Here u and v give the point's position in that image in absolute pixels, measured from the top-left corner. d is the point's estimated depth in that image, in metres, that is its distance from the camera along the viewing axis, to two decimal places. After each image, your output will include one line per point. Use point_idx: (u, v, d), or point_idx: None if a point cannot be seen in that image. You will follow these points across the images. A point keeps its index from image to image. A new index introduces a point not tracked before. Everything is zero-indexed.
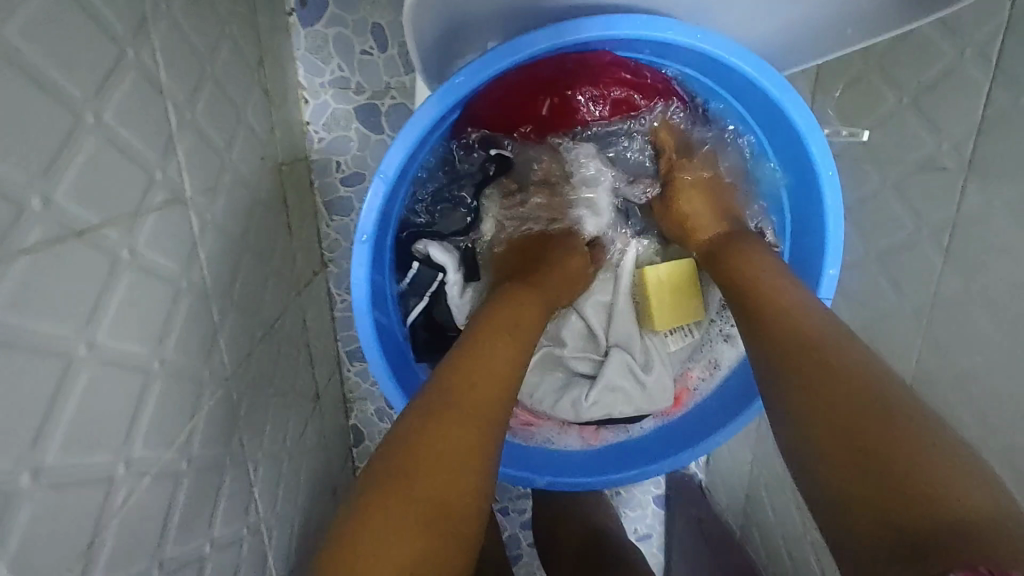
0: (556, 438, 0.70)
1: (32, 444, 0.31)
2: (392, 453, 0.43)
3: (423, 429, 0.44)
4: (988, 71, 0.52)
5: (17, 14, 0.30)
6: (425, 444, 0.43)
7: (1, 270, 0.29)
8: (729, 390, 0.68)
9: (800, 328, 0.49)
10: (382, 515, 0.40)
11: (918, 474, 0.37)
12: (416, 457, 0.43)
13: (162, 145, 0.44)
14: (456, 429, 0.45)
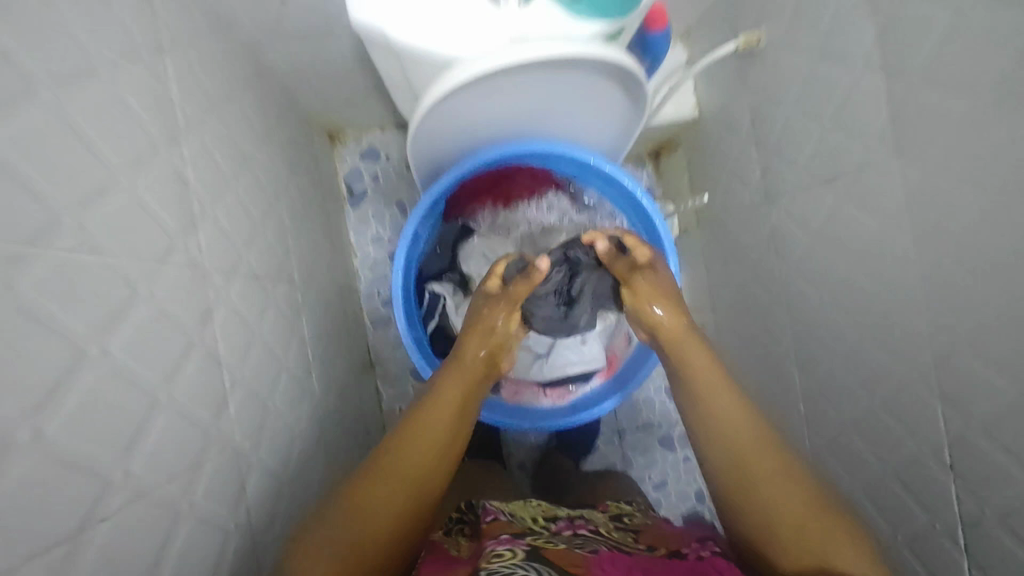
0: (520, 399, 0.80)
1: (166, 378, 0.46)
2: (367, 473, 0.57)
3: (382, 460, 0.58)
4: (804, 119, 0.75)
5: (180, 149, 0.54)
6: (391, 466, 0.58)
7: (163, 272, 0.48)
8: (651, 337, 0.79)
9: (740, 422, 0.60)
10: (363, 514, 0.55)
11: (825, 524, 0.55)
12: (389, 470, 0.58)
13: (248, 240, 0.66)
14: (416, 450, 0.59)
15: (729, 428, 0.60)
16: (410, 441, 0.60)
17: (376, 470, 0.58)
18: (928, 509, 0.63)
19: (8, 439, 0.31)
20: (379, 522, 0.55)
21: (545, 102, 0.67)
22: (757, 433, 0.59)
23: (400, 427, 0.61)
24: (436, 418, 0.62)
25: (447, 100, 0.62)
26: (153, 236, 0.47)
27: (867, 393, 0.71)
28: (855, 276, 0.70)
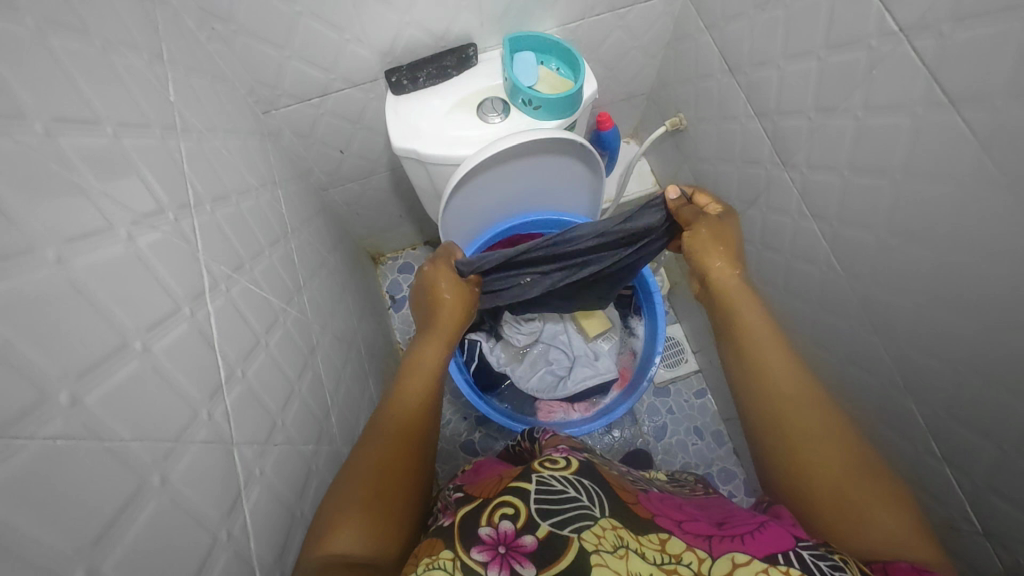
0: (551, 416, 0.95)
1: (300, 377, 0.66)
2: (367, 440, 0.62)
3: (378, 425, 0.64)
4: (724, 165, 1.01)
5: (290, 242, 0.80)
6: (384, 430, 0.63)
7: (291, 311, 0.70)
8: (647, 348, 0.96)
9: (776, 367, 0.67)
10: (376, 472, 0.58)
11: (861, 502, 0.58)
12: (387, 428, 0.63)
13: (329, 312, 0.90)
14: (405, 407, 0.66)
15: (774, 372, 0.67)
16: (399, 402, 0.67)
17: (370, 437, 0.63)
18: (911, 431, 0.76)
19: (241, 374, 0.52)
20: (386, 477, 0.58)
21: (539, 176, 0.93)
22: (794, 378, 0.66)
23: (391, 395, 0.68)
24: (417, 378, 0.70)
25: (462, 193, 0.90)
26: (283, 290, 0.70)
27: (834, 356, 0.87)
28: (794, 265, 0.90)
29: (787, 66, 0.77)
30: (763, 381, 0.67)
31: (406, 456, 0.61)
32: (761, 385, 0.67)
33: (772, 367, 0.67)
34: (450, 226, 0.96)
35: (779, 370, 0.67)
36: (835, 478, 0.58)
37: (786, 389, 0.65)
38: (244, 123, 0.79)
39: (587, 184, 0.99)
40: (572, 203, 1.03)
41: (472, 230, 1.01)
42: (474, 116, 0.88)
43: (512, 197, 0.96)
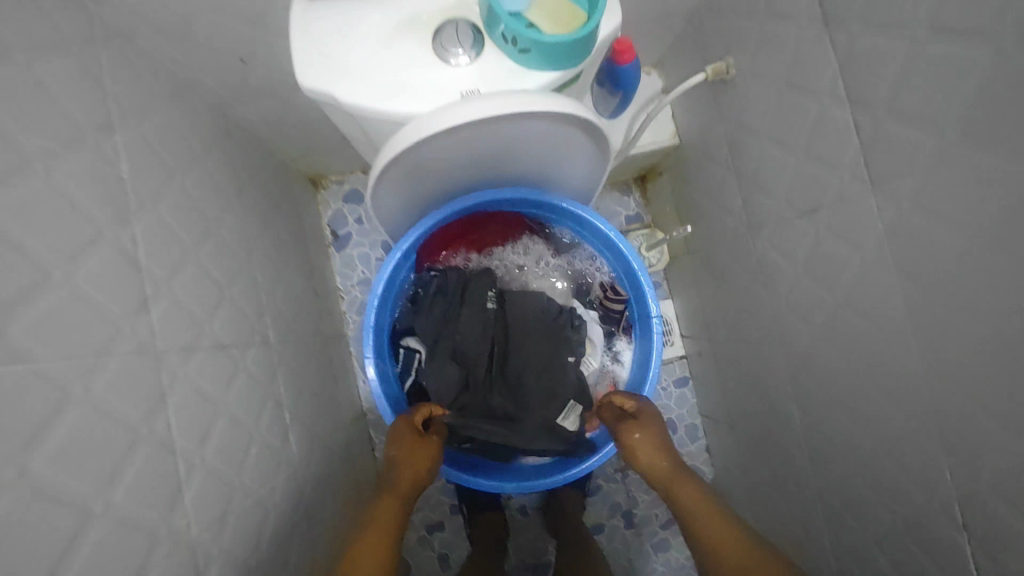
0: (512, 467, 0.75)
1: (107, 482, 0.44)
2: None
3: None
4: (781, 149, 0.73)
5: (127, 230, 0.53)
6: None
7: (104, 366, 0.46)
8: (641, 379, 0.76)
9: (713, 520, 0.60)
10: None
11: None
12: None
13: (215, 307, 0.65)
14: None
15: (710, 531, 0.59)
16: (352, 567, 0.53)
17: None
18: (942, 567, 0.59)
19: None
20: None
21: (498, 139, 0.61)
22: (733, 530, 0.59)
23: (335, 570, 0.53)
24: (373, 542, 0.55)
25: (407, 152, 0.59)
26: (90, 330, 0.46)
27: (867, 438, 0.67)
28: (848, 312, 0.66)
29: (923, 45, 0.47)
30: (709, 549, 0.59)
31: None
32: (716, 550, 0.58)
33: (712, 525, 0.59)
34: (387, 189, 0.66)
35: (728, 547, 0.57)
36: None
37: (733, 552, 0.57)
38: (31, 29, 0.48)
39: (595, 165, 0.71)
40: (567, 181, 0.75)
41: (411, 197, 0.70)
42: (427, 52, 0.57)
43: (481, 165, 0.66)
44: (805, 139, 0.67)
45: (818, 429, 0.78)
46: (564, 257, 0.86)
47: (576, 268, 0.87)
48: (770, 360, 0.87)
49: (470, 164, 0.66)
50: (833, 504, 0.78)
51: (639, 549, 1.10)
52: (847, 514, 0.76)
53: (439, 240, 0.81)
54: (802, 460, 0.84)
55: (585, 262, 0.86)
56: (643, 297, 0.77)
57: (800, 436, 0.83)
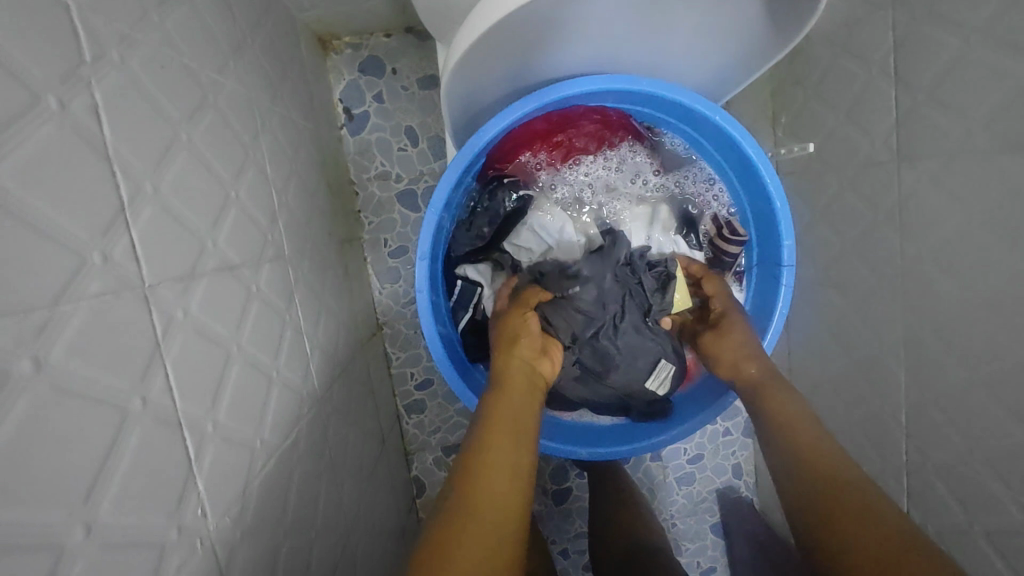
0: (589, 417, 0.75)
1: (212, 402, 0.42)
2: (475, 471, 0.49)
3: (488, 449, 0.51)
4: (892, 83, 0.67)
5: (196, 129, 0.47)
6: (486, 478, 0.49)
7: (195, 283, 0.43)
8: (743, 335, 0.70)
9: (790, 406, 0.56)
10: (464, 529, 0.44)
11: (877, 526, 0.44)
12: (490, 461, 0.50)
13: (270, 216, 0.61)
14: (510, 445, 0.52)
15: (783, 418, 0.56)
16: (499, 431, 0.53)
17: (466, 483, 0.49)
18: (970, 510, 0.64)
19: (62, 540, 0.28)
20: (494, 533, 0.45)
21: (615, 20, 0.51)
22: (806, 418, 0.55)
23: (482, 429, 0.53)
24: (502, 440, 0.52)
25: (516, 24, 0.46)
26: (180, 246, 0.42)
27: (920, 388, 0.69)
28: (932, 267, 0.64)
29: None
30: (774, 426, 0.56)
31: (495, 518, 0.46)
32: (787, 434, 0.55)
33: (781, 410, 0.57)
34: (466, 82, 0.54)
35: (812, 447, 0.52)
36: (869, 511, 0.45)
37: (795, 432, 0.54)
38: None
39: (743, 33, 0.55)
40: (687, 72, 0.62)
41: (501, 99, 0.61)
42: None
43: (606, 21, 0.51)
44: (931, 76, 0.61)
45: (859, 371, 0.80)
46: (668, 176, 0.74)
47: (684, 194, 0.75)
48: (819, 302, 0.87)
49: (574, 51, 0.55)
50: (855, 440, 0.83)
51: (664, 481, 1.17)
52: (870, 450, 0.80)
53: (525, 142, 0.69)
54: (830, 395, 0.87)
55: (692, 183, 0.74)
56: (769, 220, 0.64)
57: (835, 374, 0.86)
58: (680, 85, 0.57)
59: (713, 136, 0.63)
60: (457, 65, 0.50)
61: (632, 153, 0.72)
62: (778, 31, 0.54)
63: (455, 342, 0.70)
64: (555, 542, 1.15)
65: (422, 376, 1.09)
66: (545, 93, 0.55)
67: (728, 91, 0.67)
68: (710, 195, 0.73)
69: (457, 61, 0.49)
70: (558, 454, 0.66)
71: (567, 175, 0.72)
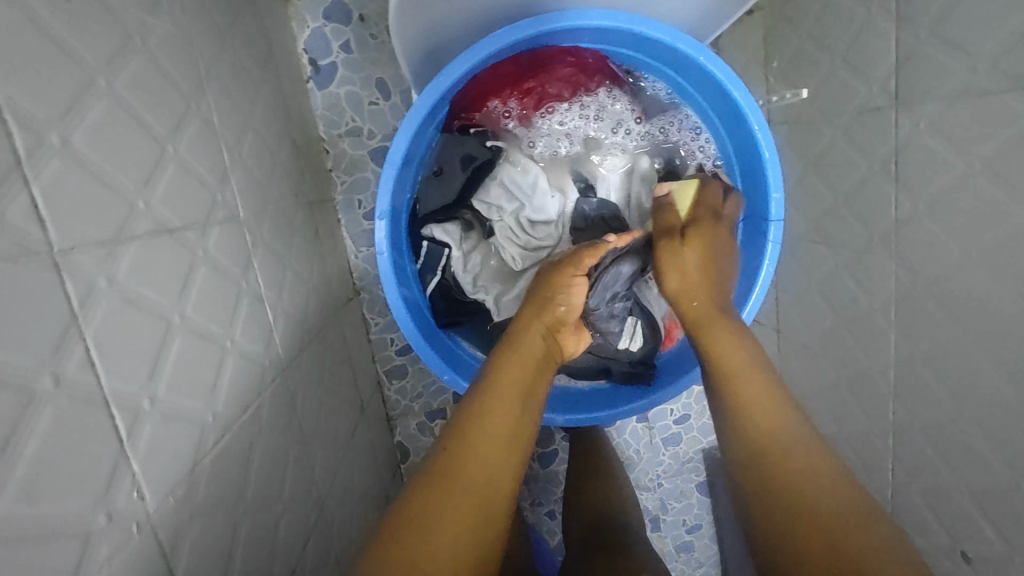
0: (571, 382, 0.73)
1: (149, 376, 0.39)
2: (475, 433, 0.50)
3: (476, 429, 0.50)
4: (893, 21, 0.62)
5: (118, 74, 0.42)
6: (467, 467, 0.49)
7: (122, 247, 0.39)
8: None
9: (755, 394, 0.54)
10: (430, 520, 0.46)
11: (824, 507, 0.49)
12: (476, 445, 0.50)
13: (220, 175, 0.56)
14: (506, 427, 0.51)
15: (760, 415, 0.54)
16: (505, 398, 0.53)
17: (444, 466, 0.49)
18: (957, 470, 0.63)
19: None
20: (467, 518, 0.47)
21: None
22: (778, 418, 0.53)
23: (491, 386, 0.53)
24: (510, 406, 0.52)
25: None
26: (100, 208, 0.37)
27: (910, 347, 0.67)
28: (929, 220, 0.61)
29: None
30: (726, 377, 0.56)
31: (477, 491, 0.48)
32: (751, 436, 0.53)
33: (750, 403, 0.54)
34: (422, 14, 0.48)
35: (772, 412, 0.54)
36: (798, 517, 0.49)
37: (763, 435, 0.53)
38: None
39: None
40: (671, 6, 0.57)
41: (464, 36, 0.55)
42: None
43: None
44: (936, 11, 0.56)
45: (848, 330, 0.78)
46: (651, 125, 0.69)
47: (666, 146, 0.70)
48: (810, 259, 0.84)
49: None
50: (843, 399, 0.81)
51: (650, 442, 1.17)
52: (856, 410, 0.79)
53: (493, 89, 0.64)
54: (818, 355, 0.85)
55: (676, 133, 0.69)
56: (756, 171, 0.60)
57: (823, 333, 0.83)
58: (660, 20, 0.52)
59: (698, 80, 0.58)
60: None
61: (611, 98, 0.67)
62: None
63: (423, 307, 0.67)
64: (541, 503, 1.15)
65: (403, 341, 1.07)
66: (512, 30, 0.50)
67: (716, 30, 0.61)
68: (694, 145, 0.69)
69: None
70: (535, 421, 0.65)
71: (542, 124, 0.67)
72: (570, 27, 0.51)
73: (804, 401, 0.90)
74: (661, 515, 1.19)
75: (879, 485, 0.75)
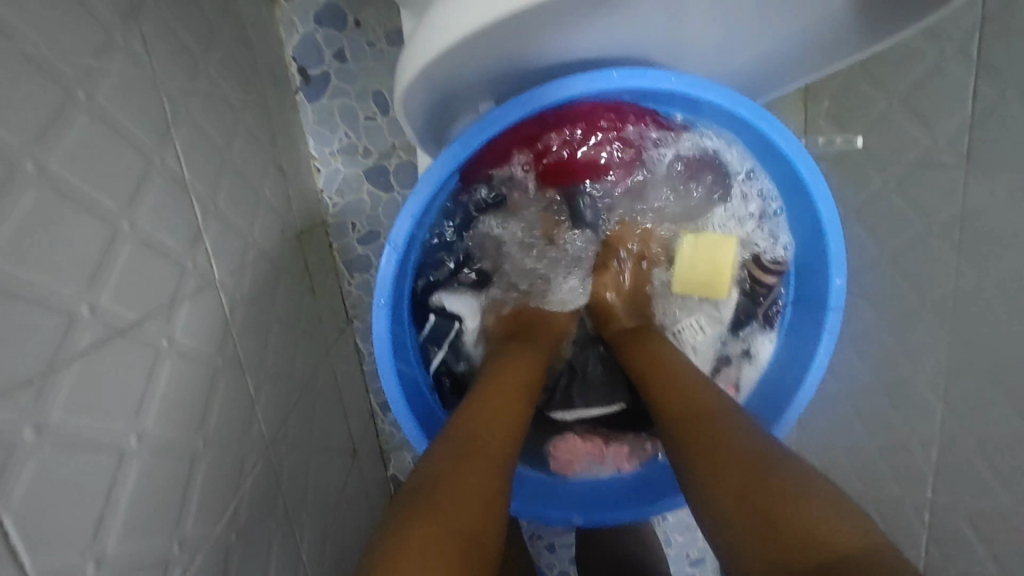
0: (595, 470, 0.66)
1: (94, 534, 0.32)
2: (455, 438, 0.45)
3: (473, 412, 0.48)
4: (970, 68, 0.54)
5: (54, 150, 0.34)
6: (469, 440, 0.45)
7: (58, 378, 0.31)
8: (775, 382, 0.59)
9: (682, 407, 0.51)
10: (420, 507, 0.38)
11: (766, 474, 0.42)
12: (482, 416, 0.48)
13: (191, 237, 0.48)
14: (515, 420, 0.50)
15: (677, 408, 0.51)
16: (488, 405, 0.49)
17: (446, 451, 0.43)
18: (1005, 566, 0.57)
19: None
20: (450, 516, 0.38)
21: (630, 10, 0.38)
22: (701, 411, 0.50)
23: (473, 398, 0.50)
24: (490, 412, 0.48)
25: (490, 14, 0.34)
26: (24, 335, 0.30)
27: (959, 426, 0.61)
28: (995, 296, 0.54)
29: None
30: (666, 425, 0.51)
31: (457, 493, 0.40)
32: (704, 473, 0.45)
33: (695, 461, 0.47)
34: (437, 72, 0.40)
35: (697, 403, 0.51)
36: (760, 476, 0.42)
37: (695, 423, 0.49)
38: None
39: (812, 8, 0.41)
40: (723, 65, 0.49)
41: (487, 92, 0.48)
42: None
43: (613, 12, 0.38)
44: None
45: (884, 394, 0.71)
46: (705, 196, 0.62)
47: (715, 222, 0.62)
48: (845, 309, 0.77)
49: (577, 44, 0.42)
50: (872, 463, 0.75)
51: None
52: (886, 476, 0.73)
53: (518, 145, 0.59)
54: (846, 412, 0.79)
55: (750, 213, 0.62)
56: (820, 254, 0.53)
57: (854, 392, 0.77)
58: (719, 83, 0.44)
59: (751, 141, 0.51)
60: None
61: (644, 161, 0.61)
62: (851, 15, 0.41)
63: (424, 384, 0.60)
64: (541, 538, 1.10)
65: None
66: (543, 91, 0.43)
67: (768, 92, 0.54)
68: (749, 228, 0.61)
69: None
70: (547, 521, 0.60)
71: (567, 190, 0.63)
72: (613, 88, 0.43)
73: (823, 454, 0.85)
74: (665, 549, 1.15)
75: (906, 559, 0.70)
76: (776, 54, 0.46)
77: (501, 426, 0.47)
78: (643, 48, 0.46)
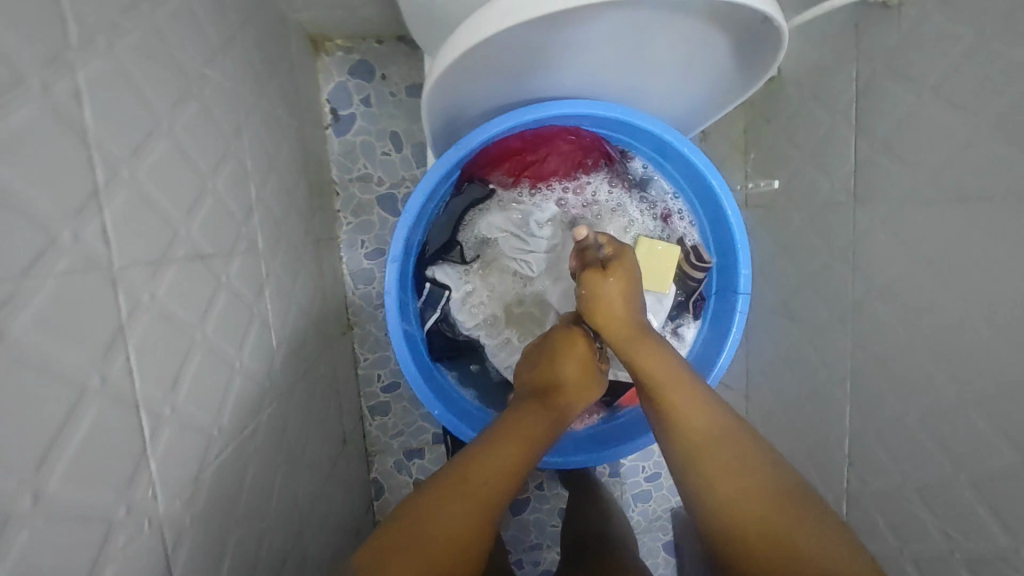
0: None
1: (172, 386, 0.43)
2: (469, 461, 0.54)
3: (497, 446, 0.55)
4: (852, 130, 0.71)
5: (179, 119, 0.48)
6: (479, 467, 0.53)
7: (166, 268, 0.44)
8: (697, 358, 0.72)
9: (693, 414, 0.56)
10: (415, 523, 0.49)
11: (784, 539, 0.49)
12: (496, 449, 0.55)
13: (246, 210, 0.62)
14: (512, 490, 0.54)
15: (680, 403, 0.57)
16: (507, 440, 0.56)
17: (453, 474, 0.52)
18: (901, 536, 0.67)
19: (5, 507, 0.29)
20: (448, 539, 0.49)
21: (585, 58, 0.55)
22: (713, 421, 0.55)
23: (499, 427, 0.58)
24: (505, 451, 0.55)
25: (487, 54, 0.50)
26: (151, 230, 0.42)
27: (862, 417, 0.72)
28: (879, 302, 0.68)
29: None
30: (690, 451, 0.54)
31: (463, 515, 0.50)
32: (673, 430, 0.56)
33: (683, 437, 0.55)
34: (448, 95, 0.56)
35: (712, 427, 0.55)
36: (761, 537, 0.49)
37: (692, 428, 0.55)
38: None
39: (715, 68, 0.58)
40: (660, 105, 0.65)
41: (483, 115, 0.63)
42: None
43: (574, 59, 0.55)
44: (887, 126, 0.65)
45: (809, 400, 0.83)
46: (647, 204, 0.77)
47: (657, 226, 0.77)
48: (778, 329, 0.90)
49: (550, 80, 0.59)
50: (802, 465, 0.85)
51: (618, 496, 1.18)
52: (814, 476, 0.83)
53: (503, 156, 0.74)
54: (781, 423, 0.90)
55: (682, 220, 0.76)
56: (731, 248, 0.67)
57: (787, 403, 0.89)
58: (653, 115, 0.60)
59: (682, 164, 0.67)
60: (437, 84, 0.53)
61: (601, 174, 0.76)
62: (746, 73, 0.57)
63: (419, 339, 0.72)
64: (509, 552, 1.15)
65: (389, 379, 1.10)
66: (524, 112, 0.58)
67: (698, 126, 0.71)
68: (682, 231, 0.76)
69: (438, 80, 0.52)
70: None
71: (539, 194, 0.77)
72: (576, 113, 0.59)
73: None
74: None
75: None
76: (697, 99, 0.63)
77: (512, 464, 0.55)
78: (599, 91, 0.62)
